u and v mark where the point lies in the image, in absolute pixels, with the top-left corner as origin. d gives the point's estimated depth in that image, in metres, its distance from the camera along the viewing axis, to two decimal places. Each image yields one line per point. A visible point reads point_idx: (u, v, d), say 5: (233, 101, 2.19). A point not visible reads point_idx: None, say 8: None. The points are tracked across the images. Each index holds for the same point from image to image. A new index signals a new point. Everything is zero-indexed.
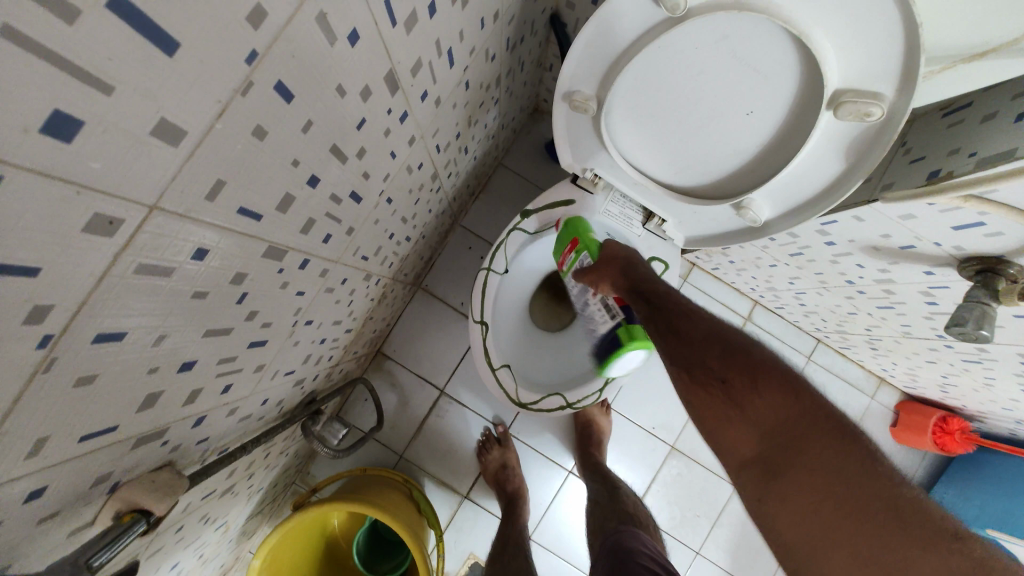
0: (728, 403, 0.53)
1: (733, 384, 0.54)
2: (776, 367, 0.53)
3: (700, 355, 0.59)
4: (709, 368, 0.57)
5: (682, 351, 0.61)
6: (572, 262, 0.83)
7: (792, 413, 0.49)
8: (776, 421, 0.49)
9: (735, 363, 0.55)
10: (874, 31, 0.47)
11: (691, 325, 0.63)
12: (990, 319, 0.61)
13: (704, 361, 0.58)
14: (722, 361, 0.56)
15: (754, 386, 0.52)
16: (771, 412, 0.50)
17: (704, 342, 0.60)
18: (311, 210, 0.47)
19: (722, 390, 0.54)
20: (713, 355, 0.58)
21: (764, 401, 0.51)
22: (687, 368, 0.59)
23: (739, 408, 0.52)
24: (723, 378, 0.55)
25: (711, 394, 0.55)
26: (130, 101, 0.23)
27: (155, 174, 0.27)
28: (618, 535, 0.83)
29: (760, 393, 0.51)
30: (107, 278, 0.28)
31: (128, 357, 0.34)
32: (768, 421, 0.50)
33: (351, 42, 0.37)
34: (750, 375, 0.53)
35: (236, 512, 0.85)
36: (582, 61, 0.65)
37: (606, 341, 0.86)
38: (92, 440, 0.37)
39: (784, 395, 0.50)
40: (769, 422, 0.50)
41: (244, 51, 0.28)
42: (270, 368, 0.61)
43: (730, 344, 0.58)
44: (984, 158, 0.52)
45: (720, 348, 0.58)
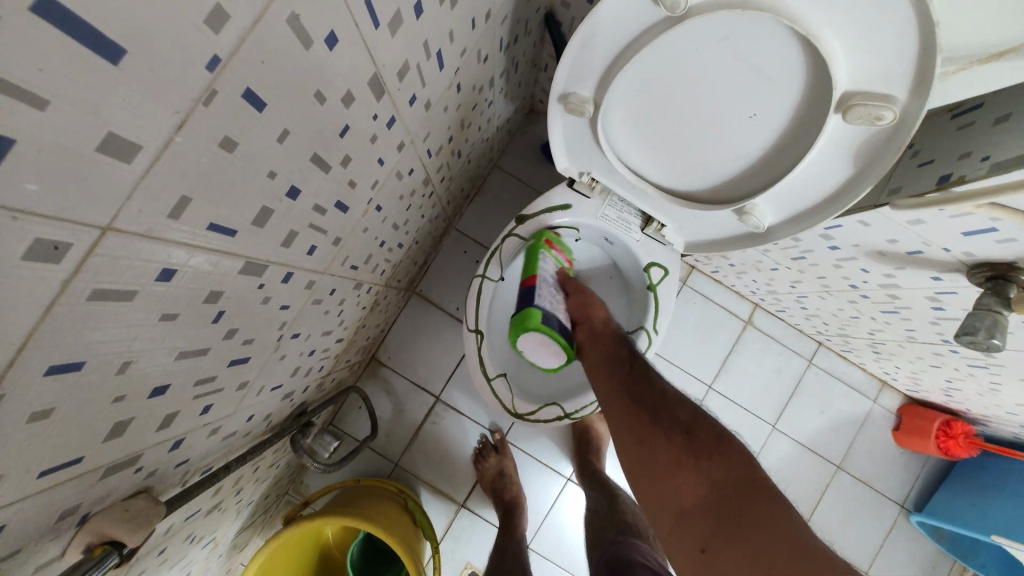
0: (686, 450, 0.55)
1: (699, 437, 0.56)
2: (738, 437, 0.55)
3: (671, 409, 0.61)
4: (676, 420, 0.59)
5: (654, 402, 0.64)
6: (556, 258, 0.84)
7: (748, 473, 0.50)
8: (731, 477, 0.50)
9: (703, 423, 0.58)
10: (882, 32, 0.45)
11: (662, 385, 0.67)
12: (1002, 328, 0.59)
13: (673, 414, 0.61)
14: (691, 419, 0.59)
15: (716, 442, 0.54)
16: (728, 468, 0.51)
17: (676, 400, 0.63)
18: (293, 223, 0.44)
19: (684, 440, 0.56)
20: (683, 413, 0.60)
21: (724, 455, 0.53)
22: (651, 417, 0.62)
23: (697, 455, 0.54)
24: (689, 430, 0.57)
25: (671, 441, 0.57)
26: (70, 116, 0.21)
27: (107, 194, 0.25)
28: (617, 547, 0.80)
29: (722, 448, 0.54)
30: (56, 307, 0.26)
31: (90, 387, 0.32)
32: (722, 473, 0.51)
33: (329, 45, 0.34)
34: (715, 433, 0.56)
35: (224, 528, 0.82)
36: (578, 63, 0.63)
37: (559, 327, 0.76)
38: (55, 474, 0.34)
39: (745, 459, 0.52)
40: (724, 475, 0.51)
41: (205, 56, 0.25)
42: (255, 385, 0.58)
43: (697, 411, 0.61)
44: (998, 162, 0.49)
45: (691, 408, 0.61)
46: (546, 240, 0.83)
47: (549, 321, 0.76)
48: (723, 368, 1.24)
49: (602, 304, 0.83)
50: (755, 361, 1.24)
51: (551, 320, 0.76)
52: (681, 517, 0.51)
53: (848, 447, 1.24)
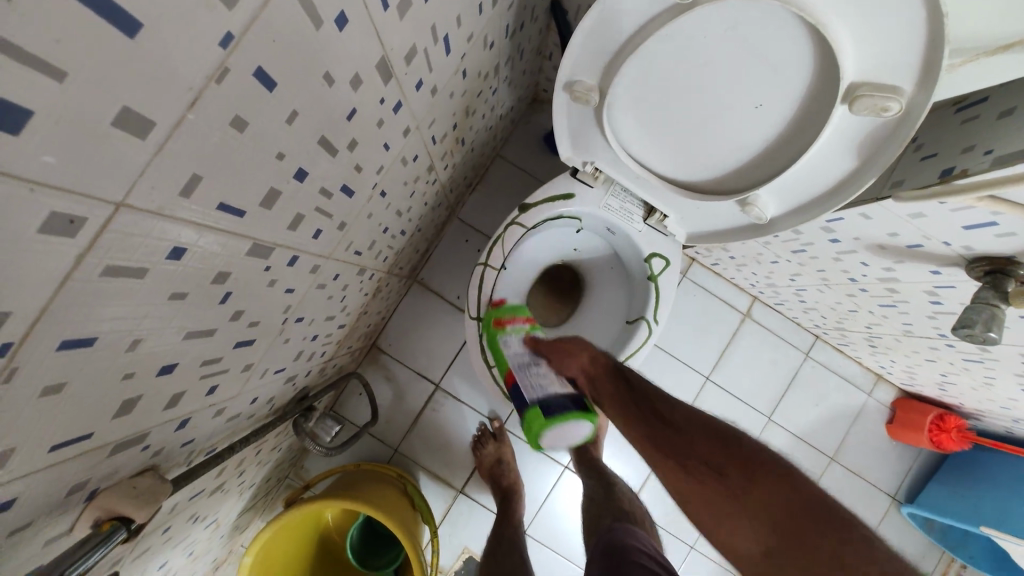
0: (724, 493, 0.53)
1: (731, 474, 0.54)
2: (765, 455, 0.55)
3: (695, 443, 0.58)
4: (702, 457, 0.57)
5: (671, 439, 0.60)
6: (519, 326, 0.83)
7: (793, 502, 0.50)
8: (778, 511, 0.50)
9: (731, 453, 0.56)
10: (888, 26, 0.46)
11: (675, 414, 0.64)
12: (999, 321, 0.60)
13: (695, 449, 0.58)
14: (717, 452, 0.57)
15: (750, 474, 0.53)
16: (772, 502, 0.51)
17: (693, 432, 0.60)
18: (299, 206, 0.44)
19: (718, 480, 0.54)
20: (704, 446, 0.58)
21: (764, 489, 0.52)
22: (677, 458, 0.58)
23: (740, 498, 0.52)
24: (719, 467, 0.55)
25: (705, 480, 0.55)
26: (87, 90, 0.21)
27: (120, 169, 0.25)
28: (612, 533, 0.82)
29: (758, 480, 0.53)
30: (69, 282, 0.26)
31: (101, 363, 0.32)
32: (771, 511, 0.50)
33: (339, 26, 0.34)
34: (745, 463, 0.54)
35: (226, 509, 0.83)
36: (584, 50, 0.62)
37: (568, 406, 0.72)
38: (65, 449, 0.35)
39: (781, 483, 0.52)
40: (773, 513, 0.50)
41: (218, 33, 0.25)
42: (259, 368, 0.59)
43: (718, 434, 0.59)
44: (1001, 156, 0.50)
45: (711, 437, 0.59)
46: (496, 321, 0.83)
47: (555, 410, 0.72)
48: (721, 360, 1.25)
49: (583, 343, 0.78)
50: (753, 353, 1.25)
51: (557, 406, 0.72)
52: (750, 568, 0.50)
53: (842, 439, 1.26)
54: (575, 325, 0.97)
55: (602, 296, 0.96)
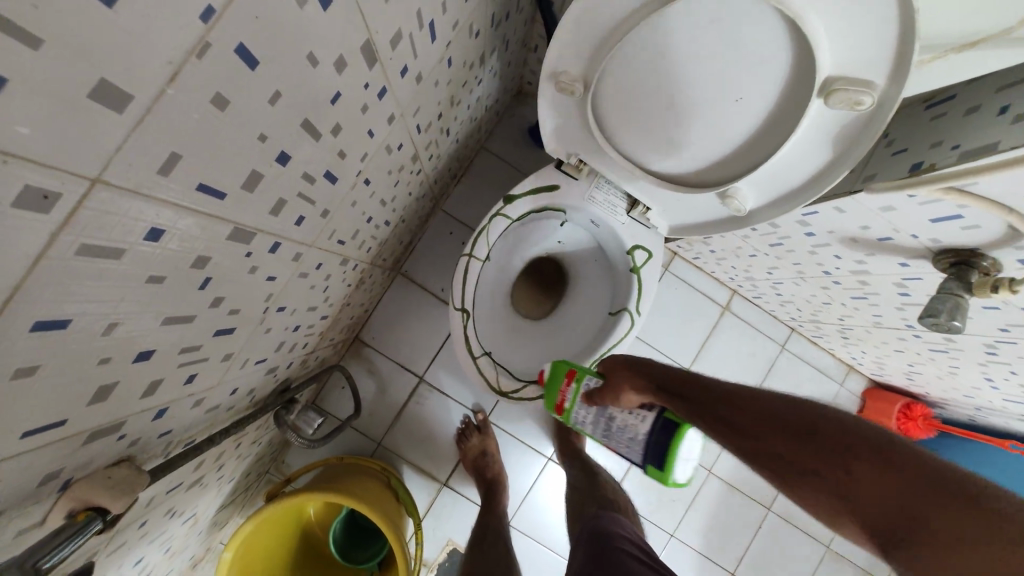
0: (826, 496, 0.43)
1: (822, 469, 0.43)
2: (855, 431, 0.43)
3: (772, 442, 0.48)
4: (781, 457, 0.47)
5: (750, 444, 0.50)
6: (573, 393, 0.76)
7: (896, 486, 0.38)
8: (882, 498, 0.39)
9: (811, 444, 0.45)
10: (863, 22, 0.47)
11: (742, 410, 0.52)
12: (962, 310, 0.63)
13: (772, 449, 0.48)
14: (796, 445, 0.46)
15: (841, 465, 0.42)
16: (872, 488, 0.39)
17: (766, 428, 0.49)
18: (281, 190, 0.44)
19: (813, 483, 0.44)
20: (781, 441, 0.47)
21: (864, 480, 0.40)
22: (763, 464, 0.48)
23: (842, 499, 0.41)
24: (808, 468, 0.44)
25: (801, 484, 0.45)
26: (62, 58, 0.20)
27: (97, 143, 0.24)
28: (597, 521, 0.83)
29: (852, 469, 0.41)
30: (43, 260, 0.25)
31: (76, 347, 0.31)
32: (877, 503, 0.39)
33: (323, 6, 0.34)
34: (831, 452, 0.43)
35: (205, 503, 0.82)
36: (570, 40, 0.63)
37: (663, 442, 0.61)
38: (36, 436, 0.34)
39: (877, 461, 0.40)
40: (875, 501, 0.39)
41: (199, 7, 0.25)
42: (239, 357, 0.58)
43: (790, 420, 0.48)
44: (967, 150, 0.52)
45: (787, 426, 0.47)
46: (557, 406, 0.78)
47: (658, 456, 0.62)
48: (702, 352, 1.27)
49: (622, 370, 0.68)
50: (732, 345, 1.28)
51: (657, 448, 0.62)
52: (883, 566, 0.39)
53: None
54: (560, 317, 0.99)
55: (586, 289, 0.97)
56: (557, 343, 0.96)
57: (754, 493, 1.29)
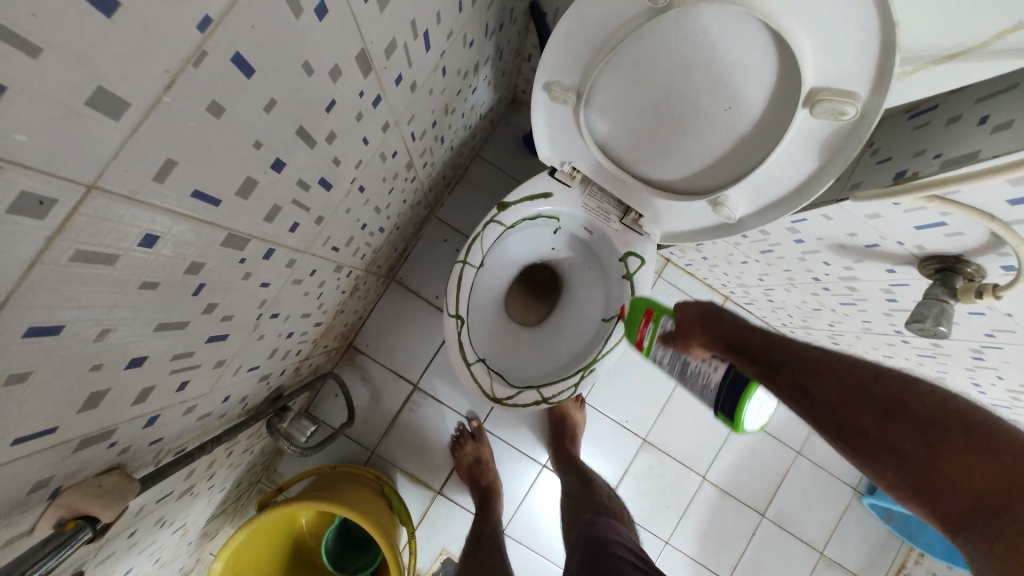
0: (905, 475, 0.41)
1: (907, 447, 0.41)
2: (953, 415, 0.40)
3: (856, 413, 0.45)
4: (862, 431, 0.44)
5: (827, 414, 0.48)
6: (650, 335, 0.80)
7: (995, 478, 0.36)
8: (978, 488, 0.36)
9: (897, 421, 0.42)
10: (846, 35, 0.48)
11: (819, 381, 0.49)
12: (949, 316, 0.63)
13: (852, 422, 0.45)
14: (879, 421, 0.43)
15: (932, 448, 0.39)
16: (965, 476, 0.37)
17: (847, 401, 0.46)
18: (276, 197, 0.44)
19: (892, 460, 0.42)
20: (863, 414, 0.45)
21: (954, 465, 0.38)
22: (838, 434, 0.46)
23: (924, 481, 0.40)
24: (890, 444, 0.42)
25: (880, 459, 0.43)
26: (61, 65, 0.21)
27: (93, 150, 0.24)
28: (593, 527, 0.82)
29: (943, 453, 0.39)
30: (38, 266, 0.25)
31: (68, 353, 0.31)
32: (966, 492, 0.37)
33: (319, 15, 0.35)
34: (921, 433, 0.40)
35: (195, 513, 0.81)
36: (563, 50, 0.64)
37: (733, 394, 0.67)
38: (27, 444, 0.33)
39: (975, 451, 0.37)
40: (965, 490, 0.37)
41: (197, 16, 0.25)
42: (232, 364, 0.58)
43: (876, 393, 0.45)
44: (949, 159, 0.53)
45: (875, 400, 0.44)
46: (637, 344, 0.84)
47: (729, 404, 0.69)
48: None
49: (691, 323, 0.68)
50: None
51: (729, 396, 0.69)
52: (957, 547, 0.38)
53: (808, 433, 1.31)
54: (554, 324, 0.99)
55: (579, 295, 0.98)
56: (551, 348, 0.96)
57: (748, 498, 1.29)
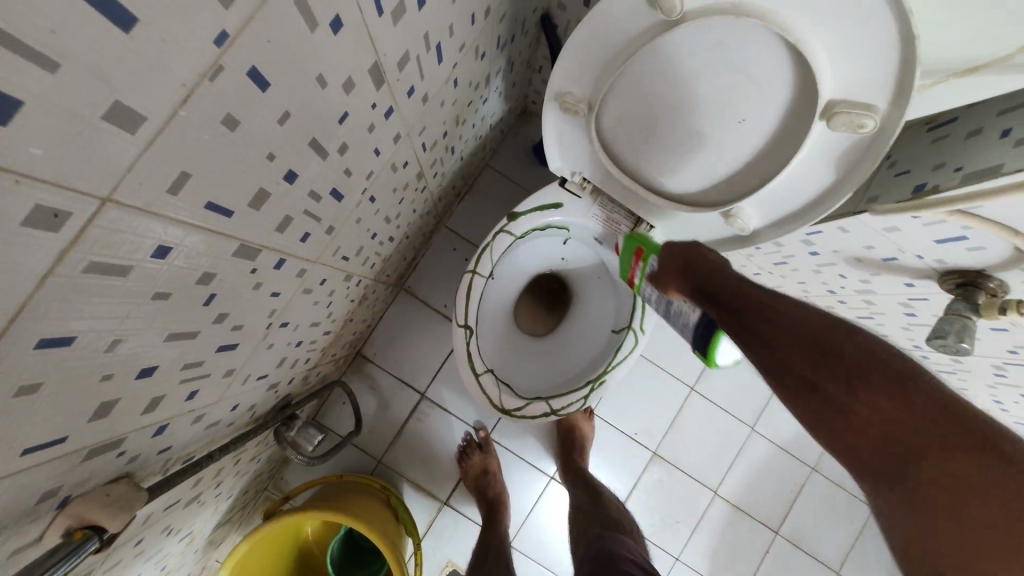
0: (828, 414, 0.44)
1: (833, 389, 0.44)
2: (882, 362, 0.43)
3: (799, 353, 0.48)
4: (796, 372, 0.47)
5: (770, 352, 0.50)
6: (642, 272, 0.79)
7: (908, 424, 0.39)
8: (893, 431, 0.40)
9: (831, 365, 0.45)
10: (864, 46, 0.48)
11: (769, 320, 0.51)
12: (969, 332, 0.61)
13: (795, 364, 0.47)
14: (816, 364, 0.46)
15: (856, 392, 0.43)
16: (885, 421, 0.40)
17: (792, 343, 0.48)
18: (288, 208, 0.44)
19: (819, 400, 0.45)
20: (805, 358, 0.47)
21: (876, 410, 0.41)
22: (775, 373, 0.49)
23: (844, 421, 0.43)
24: (818, 385, 0.45)
25: (805, 396, 0.47)
26: (78, 80, 0.21)
27: (109, 164, 0.24)
28: (601, 542, 0.81)
29: (866, 397, 0.42)
30: (50, 278, 0.25)
31: (79, 364, 0.31)
32: (878, 434, 0.41)
33: (333, 29, 0.35)
34: (847, 377, 0.44)
35: (202, 521, 0.80)
36: (574, 62, 0.64)
37: (704, 335, 0.67)
38: (37, 454, 0.33)
39: (899, 398, 0.40)
40: (879, 432, 0.41)
41: (213, 32, 0.25)
42: (241, 373, 0.58)
43: (818, 338, 0.47)
44: (970, 173, 0.52)
45: (816, 343, 0.47)
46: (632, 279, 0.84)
47: (702, 344, 0.68)
48: (704, 370, 1.27)
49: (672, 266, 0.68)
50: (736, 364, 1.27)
51: (701, 337, 0.68)
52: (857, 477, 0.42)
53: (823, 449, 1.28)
54: (563, 334, 0.99)
55: (590, 306, 0.97)
56: (560, 359, 0.96)
57: (760, 515, 1.26)
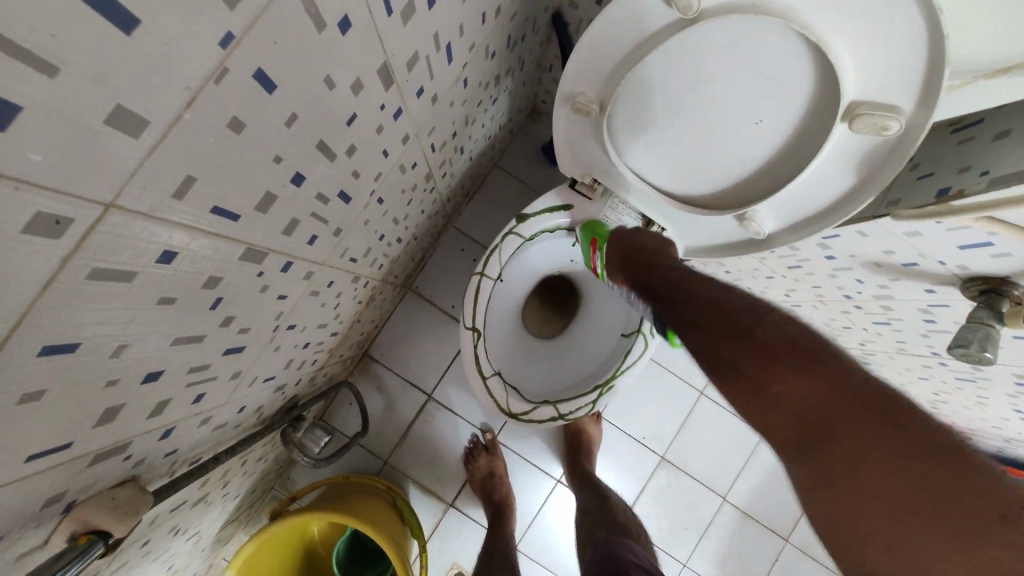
0: (749, 394, 0.47)
1: (753, 370, 0.47)
2: (796, 341, 0.46)
3: (727, 339, 0.51)
4: (724, 357, 0.51)
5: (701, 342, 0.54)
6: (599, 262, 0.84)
7: (822, 400, 0.42)
8: (808, 404, 0.43)
9: (753, 348, 0.48)
10: (889, 46, 0.46)
11: (703, 312, 0.56)
12: (993, 341, 0.59)
13: (722, 350, 0.51)
14: (738, 347, 0.50)
15: (773, 372, 0.46)
16: (801, 397, 0.43)
17: (720, 330, 0.52)
18: (295, 210, 0.43)
19: (742, 383, 0.48)
20: (729, 343, 0.51)
21: (791, 386, 0.44)
22: (705, 358, 0.53)
23: (764, 399, 0.46)
24: (740, 366, 0.49)
25: (733, 377, 0.50)
26: (81, 85, 0.20)
27: (112, 170, 0.24)
28: (609, 546, 0.80)
29: (782, 377, 0.45)
30: (53, 285, 0.25)
31: (82, 370, 0.31)
32: (797, 411, 0.44)
33: (342, 29, 0.34)
34: (766, 358, 0.47)
35: (208, 521, 0.80)
36: (586, 62, 0.63)
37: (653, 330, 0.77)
38: (41, 460, 0.33)
39: (809, 372, 0.43)
40: (795, 407, 0.44)
41: (218, 34, 0.25)
42: (247, 375, 0.57)
43: (740, 324, 0.51)
44: (996, 178, 0.50)
45: (738, 329, 0.51)
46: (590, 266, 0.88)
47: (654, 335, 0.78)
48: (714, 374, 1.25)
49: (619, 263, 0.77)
50: None
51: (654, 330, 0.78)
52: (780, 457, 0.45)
53: None
54: (571, 336, 0.98)
55: (598, 308, 0.96)
56: (569, 362, 0.95)
57: (769, 522, 1.24)
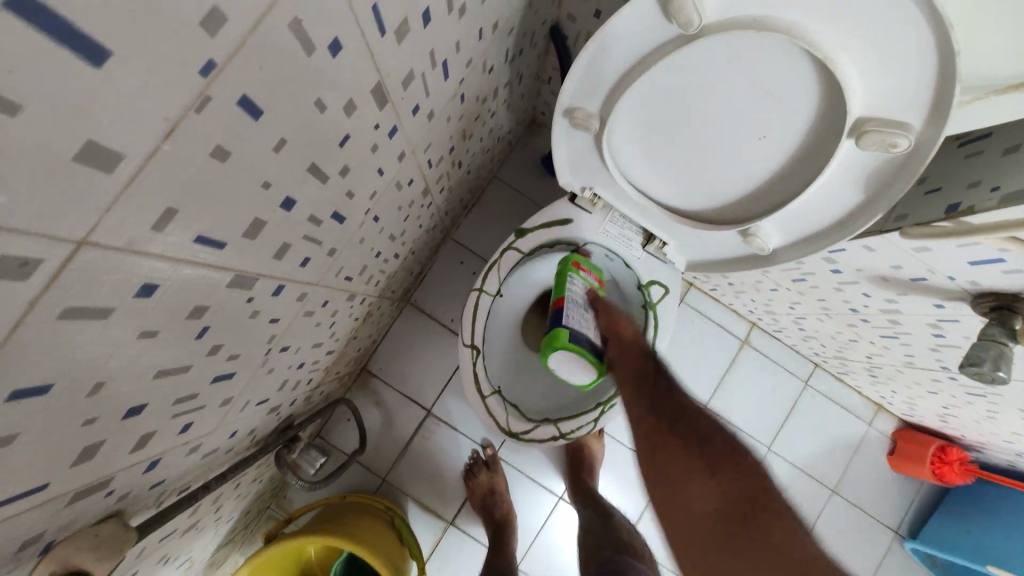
0: (703, 459, 0.58)
1: (714, 447, 0.60)
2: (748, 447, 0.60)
3: (690, 419, 0.64)
4: (693, 428, 0.63)
5: (673, 410, 0.66)
6: (585, 279, 0.80)
7: (755, 485, 0.56)
8: (743, 488, 0.55)
9: (721, 432, 0.62)
10: (896, 61, 0.45)
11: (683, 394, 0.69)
12: (1006, 359, 0.58)
13: (695, 424, 0.63)
14: (709, 425, 0.63)
15: (730, 456, 0.58)
16: (739, 480, 0.56)
17: (695, 410, 0.65)
18: (286, 234, 0.42)
19: (698, 451, 0.60)
20: (701, 422, 0.63)
21: (737, 468, 0.57)
22: (671, 422, 0.64)
23: (715, 467, 0.57)
24: (705, 439, 0.61)
25: (689, 456, 0.59)
26: (46, 120, 0.19)
27: (85, 205, 0.23)
28: (614, 566, 0.77)
29: (736, 462, 0.58)
30: (22, 326, 0.23)
31: (57, 410, 0.29)
32: (734, 489, 0.55)
33: (332, 51, 0.33)
34: (729, 444, 0.60)
35: (201, 546, 0.78)
36: (585, 78, 0.62)
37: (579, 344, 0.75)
38: (15, 503, 0.31)
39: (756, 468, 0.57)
40: (734, 485, 0.56)
41: (199, 61, 0.23)
42: (239, 401, 0.56)
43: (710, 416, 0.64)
44: (1007, 194, 0.49)
45: (710, 418, 0.64)
46: (574, 262, 0.80)
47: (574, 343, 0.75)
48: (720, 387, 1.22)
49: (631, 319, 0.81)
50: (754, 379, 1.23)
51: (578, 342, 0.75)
52: (692, 520, 0.55)
53: (843, 471, 1.23)
54: None
55: None
56: None
57: None
